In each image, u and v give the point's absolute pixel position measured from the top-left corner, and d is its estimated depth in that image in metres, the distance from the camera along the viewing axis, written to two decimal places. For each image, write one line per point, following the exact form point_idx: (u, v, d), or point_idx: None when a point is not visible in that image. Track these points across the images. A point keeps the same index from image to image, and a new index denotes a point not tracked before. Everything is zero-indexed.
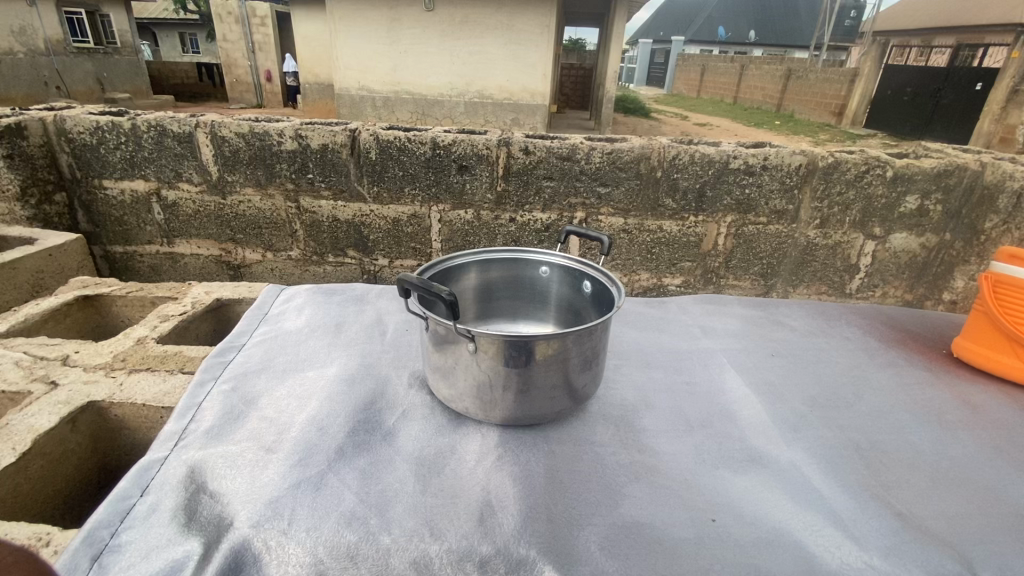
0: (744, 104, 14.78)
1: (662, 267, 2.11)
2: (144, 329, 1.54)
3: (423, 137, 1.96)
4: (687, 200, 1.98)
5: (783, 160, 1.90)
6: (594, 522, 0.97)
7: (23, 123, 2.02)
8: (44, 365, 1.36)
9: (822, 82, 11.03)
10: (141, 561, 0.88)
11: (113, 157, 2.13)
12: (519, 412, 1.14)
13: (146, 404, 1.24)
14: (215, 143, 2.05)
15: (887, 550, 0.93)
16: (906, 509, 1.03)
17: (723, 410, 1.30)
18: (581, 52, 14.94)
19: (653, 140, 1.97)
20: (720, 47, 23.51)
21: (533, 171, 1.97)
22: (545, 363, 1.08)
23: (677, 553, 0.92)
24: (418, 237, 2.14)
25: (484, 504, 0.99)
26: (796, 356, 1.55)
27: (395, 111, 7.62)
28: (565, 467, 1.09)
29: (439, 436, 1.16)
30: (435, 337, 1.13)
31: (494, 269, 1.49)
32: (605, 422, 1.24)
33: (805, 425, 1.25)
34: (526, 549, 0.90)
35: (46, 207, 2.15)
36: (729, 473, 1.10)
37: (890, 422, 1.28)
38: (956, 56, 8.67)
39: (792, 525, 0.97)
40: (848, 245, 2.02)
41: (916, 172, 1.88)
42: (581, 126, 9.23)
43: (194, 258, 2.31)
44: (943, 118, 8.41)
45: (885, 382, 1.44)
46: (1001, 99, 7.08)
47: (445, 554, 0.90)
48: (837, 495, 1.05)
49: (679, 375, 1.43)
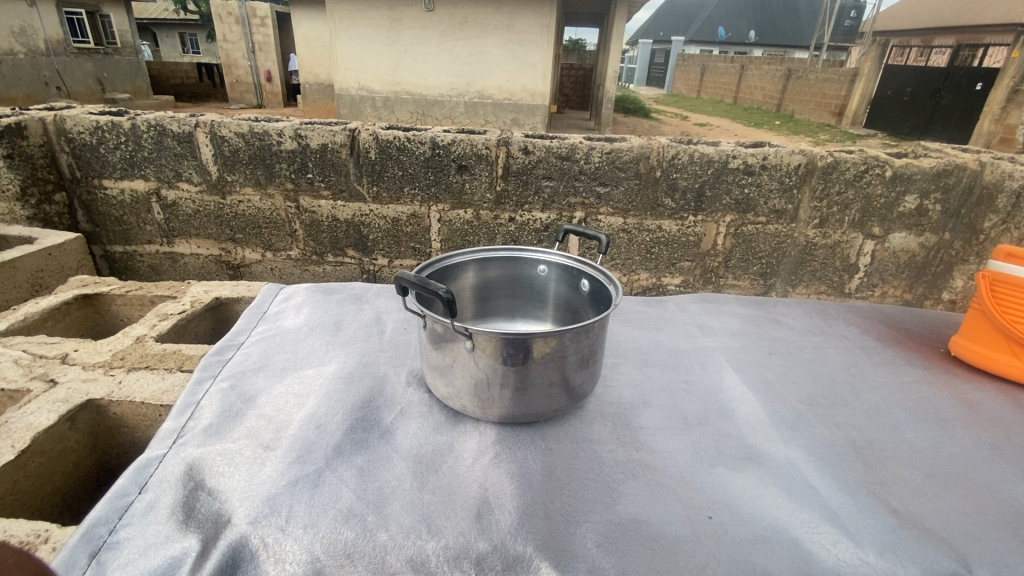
0: (744, 104, 14.79)
1: (661, 267, 2.11)
2: (143, 328, 1.55)
3: (422, 137, 1.97)
4: (687, 200, 1.99)
5: (782, 160, 1.90)
6: (591, 519, 0.97)
7: (23, 123, 2.03)
8: (44, 364, 1.37)
9: (822, 82, 11.04)
10: (140, 558, 0.89)
11: (113, 157, 2.13)
12: (517, 410, 1.15)
13: (145, 402, 1.25)
14: (214, 142, 2.05)
15: (884, 548, 0.93)
16: (903, 507, 1.03)
17: (721, 408, 1.30)
18: (581, 53, 14.95)
19: (653, 140, 1.97)
20: (720, 47, 23.53)
21: (533, 171, 1.98)
22: (543, 361, 1.08)
23: (674, 550, 0.92)
24: (417, 237, 2.14)
25: (482, 501, 0.99)
26: (794, 355, 1.55)
27: (395, 111, 7.63)
28: (562, 464, 1.09)
29: (437, 434, 1.16)
30: (433, 335, 1.13)
31: (493, 267, 1.49)
32: (602, 420, 1.24)
33: (803, 423, 1.25)
34: (523, 545, 0.90)
35: (46, 207, 2.15)
36: (726, 470, 1.10)
37: (887, 420, 1.28)
38: (956, 57, 8.67)
39: (788, 522, 0.97)
40: (847, 244, 2.02)
41: (915, 172, 1.88)
42: (581, 126, 9.23)
43: (193, 258, 2.32)
44: (943, 118, 8.41)
45: (883, 381, 1.45)
46: (1001, 99, 7.08)
47: (442, 551, 0.90)
48: (834, 492, 1.05)
49: (677, 373, 1.43)
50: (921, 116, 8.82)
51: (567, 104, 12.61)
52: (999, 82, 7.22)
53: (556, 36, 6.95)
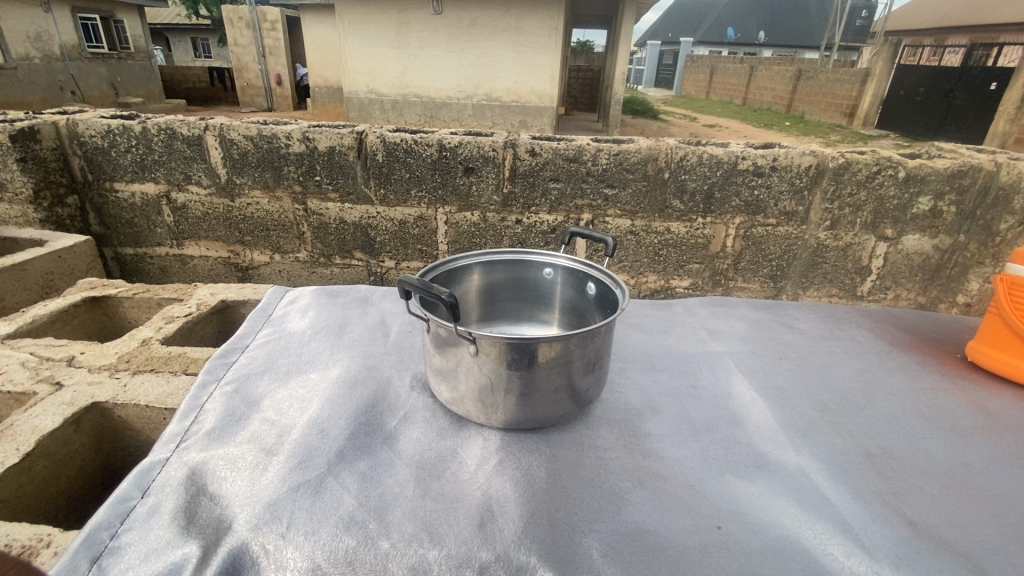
0: (754, 105, 14.64)
1: (670, 269, 2.09)
2: (149, 330, 1.55)
3: (429, 139, 1.96)
4: (696, 202, 1.96)
5: (793, 161, 1.87)
6: (597, 528, 0.95)
7: (36, 127, 2.04)
8: (50, 366, 1.37)
9: (833, 82, 10.94)
10: (141, 563, 0.88)
11: (124, 160, 2.15)
12: (522, 416, 1.13)
13: (151, 404, 1.25)
14: (223, 145, 2.06)
15: (899, 560, 0.90)
16: (919, 518, 1.00)
17: (729, 414, 1.28)
18: (587, 55, 14.96)
19: (661, 141, 1.94)
20: (728, 49, 23.50)
21: (540, 173, 1.96)
22: (548, 366, 1.06)
23: (681, 561, 0.90)
24: (423, 239, 2.14)
25: (485, 509, 0.97)
26: (804, 360, 1.52)
27: (403, 114, 7.67)
28: (567, 471, 1.07)
29: (440, 439, 1.15)
30: (436, 339, 1.12)
31: (498, 270, 1.48)
32: (608, 425, 1.22)
33: (814, 430, 1.22)
34: (526, 555, 0.88)
35: (58, 210, 2.17)
36: (735, 479, 1.08)
37: (901, 428, 1.25)
38: (969, 56, 8.43)
39: (800, 533, 0.95)
40: (860, 246, 1.99)
41: (930, 173, 1.84)
42: (591, 127, 9.29)
43: (203, 260, 2.32)
44: (957, 120, 8.27)
45: (896, 387, 1.41)
46: (1015, 99, 6.93)
47: (444, 560, 0.88)
48: (847, 502, 1.02)
49: (685, 379, 1.41)
50: (935, 117, 8.69)
51: (575, 106, 12.63)
52: (1013, 81, 7.08)
53: (564, 39, 6.93)
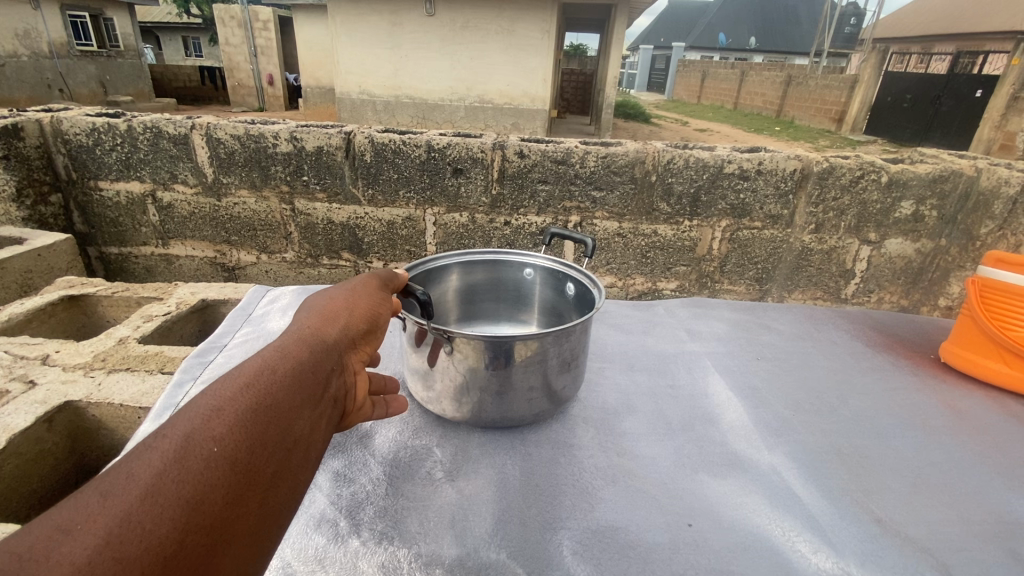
0: (746, 109, 14.77)
1: (657, 271, 2.10)
2: (127, 329, 1.54)
3: (418, 140, 1.96)
4: (682, 205, 1.98)
5: (778, 165, 1.89)
6: (569, 525, 0.96)
7: (18, 124, 2.02)
8: (24, 364, 1.36)
9: (824, 88, 11.07)
10: None
11: (108, 159, 2.13)
12: (498, 415, 1.14)
13: (125, 403, 1.23)
14: (209, 143, 2.04)
15: (865, 558, 0.91)
16: (886, 515, 1.01)
17: (705, 414, 1.29)
18: (581, 57, 15.01)
19: (648, 144, 1.96)
20: (719, 53, 23.81)
21: (528, 174, 1.97)
22: (524, 365, 1.07)
23: (652, 558, 0.90)
24: (411, 240, 2.14)
25: (457, 508, 0.98)
26: (782, 360, 1.54)
27: (395, 115, 7.66)
28: (541, 470, 1.08)
29: (416, 437, 1.15)
30: (413, 338, 1.12)
31: (479, 270, 1.48)
32: (585, 424, 1.23)
33: (788, 429, 1.24)
34: (495, 553, 0.89)
35: (41, 208, 2.15)
36: (709, 477, 1.09)
37: (874, 427, 1.27)
38: (956, 65, 8.40)
39: (770, 531, 0.96)
40: (844, 250, 2.01)
41: (912, 178, 1.87)
42: (584, 130, 9.31)
43: (187, 260, 2.31)
44: (944, 125, 8.41)
45: (870, 387, 1.44)
46: (1001, 106, 7.05)
47: (413, 557, 0.88)
48: (816, 500, 1.03)
49: (663, 379, 1.42)
50: (923, 124, 8.83)
51: (568, 109, 12.68)
52: (998, 89, 7.22)
53: (557, 41, 6.94)
